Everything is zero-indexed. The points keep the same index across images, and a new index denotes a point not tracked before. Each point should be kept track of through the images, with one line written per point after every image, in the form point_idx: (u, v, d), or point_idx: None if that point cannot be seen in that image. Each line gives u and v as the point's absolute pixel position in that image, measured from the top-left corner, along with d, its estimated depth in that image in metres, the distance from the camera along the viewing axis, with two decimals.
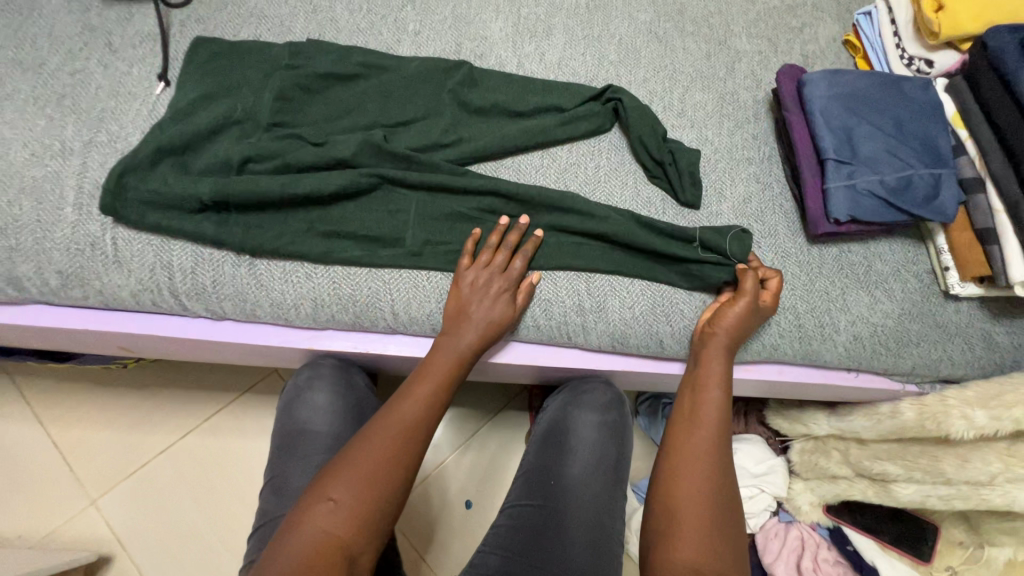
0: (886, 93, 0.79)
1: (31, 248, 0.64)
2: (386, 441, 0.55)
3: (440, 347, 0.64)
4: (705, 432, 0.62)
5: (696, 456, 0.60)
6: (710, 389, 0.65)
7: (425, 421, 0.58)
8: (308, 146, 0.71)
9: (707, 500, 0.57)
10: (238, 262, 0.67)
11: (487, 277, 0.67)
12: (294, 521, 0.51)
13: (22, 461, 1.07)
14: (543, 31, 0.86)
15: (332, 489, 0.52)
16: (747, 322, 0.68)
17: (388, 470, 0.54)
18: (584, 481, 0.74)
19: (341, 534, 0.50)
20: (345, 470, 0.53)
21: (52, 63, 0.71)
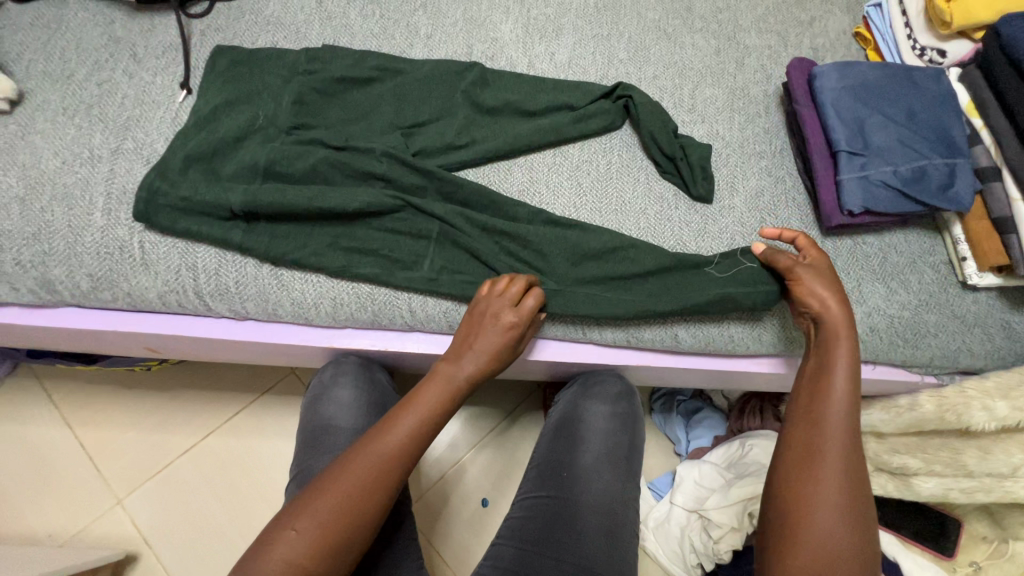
0: (898, 84, 0.79)
1: (62, 252, 0.66)
2: (356, 474, 0.55)
3: (438, 376, 0.63)
4: (835, 417, 0.59)
5: (824, 440, 0.58)
6: (836, 371, 0.61)
7: (402, 456, 0.57)
8: (326, 149, 0.72)
9: (839, 487, 0.55)
10: (261, 264, 0.69)
11: (494, 311, 0.65)
12: (261, 543, 0.52)
13: (52, 462, 1.10)
14: (552, 31, 0.87)
15: (296, 520, 0.52)
16: (838, 292, 0.65)
17: (355, 506, 0.54)
18: (593, 474, 0.74)
19: (304, 564, 0.51)
20: (316, 498, 0.53)
21: (80, 74, 0.74)
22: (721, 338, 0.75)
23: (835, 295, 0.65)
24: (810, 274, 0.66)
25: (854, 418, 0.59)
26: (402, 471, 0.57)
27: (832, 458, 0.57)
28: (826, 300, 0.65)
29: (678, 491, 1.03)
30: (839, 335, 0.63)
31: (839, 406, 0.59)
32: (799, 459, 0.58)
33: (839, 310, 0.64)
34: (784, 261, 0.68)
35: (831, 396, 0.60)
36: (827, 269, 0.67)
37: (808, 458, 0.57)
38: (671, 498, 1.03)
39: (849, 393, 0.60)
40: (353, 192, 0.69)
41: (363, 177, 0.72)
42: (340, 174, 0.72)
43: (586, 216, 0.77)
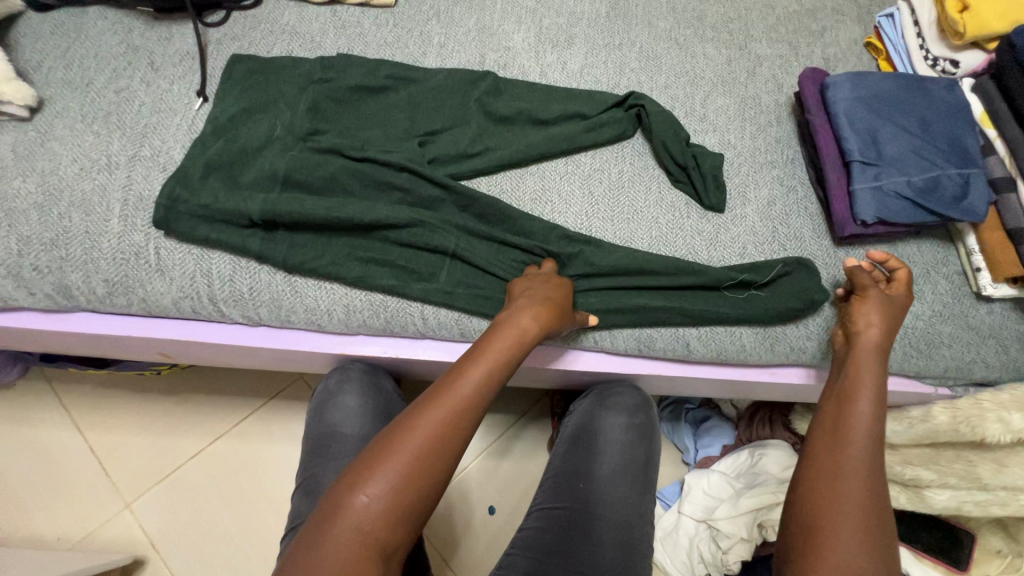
0: (911, 94, 0.79)
1: (79, 257, 0.67)
2: (428, 433, 0.49)
3: (501, 326, 0.59)
4: (850, 459, 0.57)
5: (843, 481, 0.55)
6: (857, 413, 0.60)
7: (474, 397, 0.53)
8: (340, 156, 0.73)
9: (856, 530, 0.51)
10: (275, 270, 0.69)
11: (538, 280, 0.67)
12: (327, 517, 0.47)
13: (62, 465, 1.11)
14: (564, 40, 0.88)
15: (368, 486, 0.47)
16: (890, 323, 0.67)
17: (431, 465, 0.49)
18: (613, 486, 0.74)
19: (376, 535, 0.46)
20: (388, 458, 0.48)
21: (99, 82, 0.74)
22: (733, 348, 0.75)
23: (888, 324, 0.67)
24: (880, 293, 0.69)
25: (875, 463, 0.56)
26: (474, 417, 0.52)
27: (849, 499, 0.54)
28: (871, 324, 0.66)
29: (686, 500, 1.02)
30: (862, 375, 0.63)
31: (857, 448, 0.57)
32: (814, 499, 0.55)
33: (879, 339, 0.65)
34: (865, 280, 0.70)
35: (850, 439, 0.58)
36: (894, 302, 0.69)
37: (824, 499, 0.55)
38: (680, 508, 1.03)
39: (869, 437, 0.58)
40: (369, 204, 0.70)
41: (378, 186, 0.72)
42: (356, 182, 0.72)
43: (598, 225, 0.77)
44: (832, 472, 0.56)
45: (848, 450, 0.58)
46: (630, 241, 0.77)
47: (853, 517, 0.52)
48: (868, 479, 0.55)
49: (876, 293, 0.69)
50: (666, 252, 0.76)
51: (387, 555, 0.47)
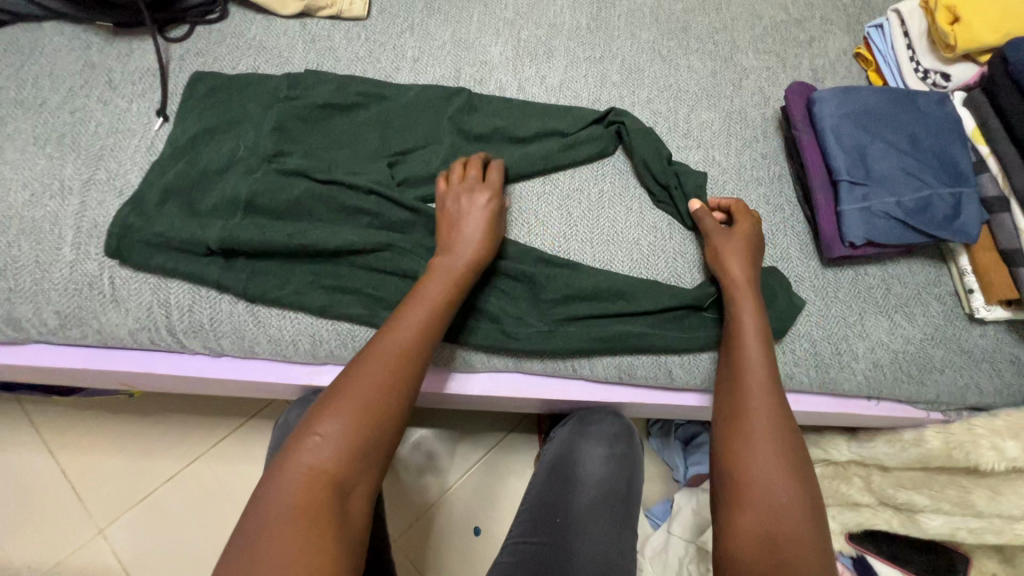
0: (900, 109, 0.76)
1: (29, 288, 0.64)
2: (376, 375, 0.55)
3: (435, 269, 0.63)
4: (760, 395, 0.59)
5: (750, 416, 0.58)
6: (750, 352, 0.62)
7: (412, 345, 0.58)
8: (306, 179, 0.70)
9: (775, 462, 0.54)
10: (237, 299, 0.66)
11: (465, 194, 0.67)
12: (279, 463, 0.49)
13: (30, 489, 1.07)
14: (543, 53, 0.85)
15: (319, 425, 0.51)
16: (750, 262, 0.68)
17: (378, 407, 0.53)
18: (592, 518, 0.71)
19: (329, 468, 0.49)
20: (336, 405, 0.52)
21: (53, 101, 0.71)
22: (718, 376, 0.72)
23: (745, 263, 0.67)
24: (726, 244, 0.69)
25: (775, 389, 0.60)
26: (414, 360, 0.57)
27: (761, 436, 0.56)
28: (728, 262, 0.67)
29: (675, 519, 1.00)
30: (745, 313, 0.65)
31: (760, 384, 0.60)
32: (733, 445, 0.57)
33: (745, 278, 0.66)
34: (742, 224, 0.70)
35: (745, 377, 0.61)
36: (750, 243, 0.69)
37: (741, 444, 0.56)
38: (669, 528, 1.00)
39: (762, 366, 0.61)
40: (335, 229, 0.67)
41: (346, 211, 0.69)
42: (322, 207, 0.69)
43: (577, 247, 0.74)
44: (741, 417, 0.58)
45: (752, 389, 0.60)
46: (610, 265, 0.74)
47: (768, 453, 0.55)
48: (771, 406, 0.58)
49: (717, 232, 0.70)
50: (648, 276, 0.74)
51: (343, 493, 0.49)
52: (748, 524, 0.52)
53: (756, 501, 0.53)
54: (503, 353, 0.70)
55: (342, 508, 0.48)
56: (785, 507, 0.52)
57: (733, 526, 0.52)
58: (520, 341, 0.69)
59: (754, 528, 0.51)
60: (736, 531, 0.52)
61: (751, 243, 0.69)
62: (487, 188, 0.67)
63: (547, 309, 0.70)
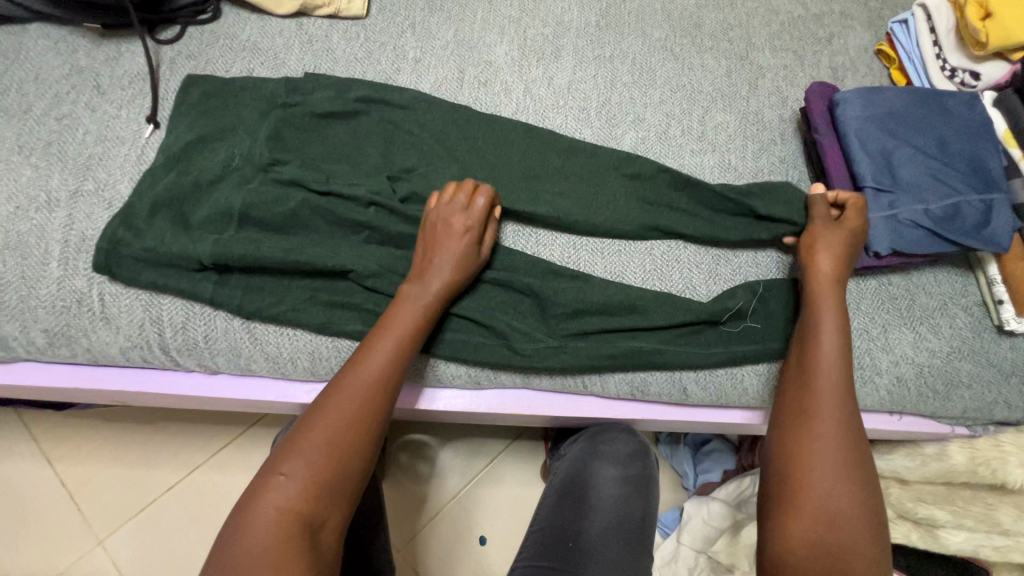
0: (928, 111, 0.72)
1: (15, 305, 0.61)
2: (336, 410, 0.52)
3: (405, 295, 0.61)
4: (826, 393, 0.57)
5: (817, 419, 0.56)
6: (823, 343, 0.60)
7: (381, 375, 0.55)
8: (304, 188, 0.66)
9: (835, 465, 0.54)
10: (231, 316, 0.63)
11: (447, 217, 0.63)
12: (245, 502, 0.48)
13: (26, 501, 1.05)
14: (550, 52, 0.81)
15: (283, 464, 0.49)
16: (844, 256, 0.64)
17: (344, 444, 0.51)
18: (606, 542, 0.68)
19: (296, 508, 0.47)
20: (302, 441, 0.51)
21: (38, 108, 0.68)
22: (736, 392, 0.69)
23: (839, 257, 0.64)
24: (828, 232, 0.65)
25: (846, 386, 0.58)
26: (383, 388, 0.55)
27: (826, 437, 0.55)
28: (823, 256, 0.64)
29: (686, 529, 0.96)
30: (823, 301, 0.62)
31: (828, 379, 0.58)
32: (794, 444, 0.56)
33: (836, 271, 0.63)
34: (849, 219, 0.65)
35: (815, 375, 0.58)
36: (853, 237, 0.65)
37: (801, 443, 0.56)
38: (678, 538, 0.96)
39: (837, 366, 0.58)
40: (336, 246, 0.64)
41: (345, 223, 0.66)
42: (320, 219, 0.66)
43: (587, 259, 0.71)
44: (807, 414, 0.57)
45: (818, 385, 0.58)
46: (622, 277, 0.71)
47: (829, 455, 0.54)
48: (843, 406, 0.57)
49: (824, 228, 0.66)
50: (662, 288, 0.70)
51: (313, 532, 0.47)
52: (802, 527, 0.52)
53: (812, 504, 0.53)
54: (511, 370, 0.67)
55: (313, 547, 0.46)
56: (841, 511, 0.52)
57: (786, 525, 0.53)
58: (528, 358, 0.65)
59: (809, 530, 0.52)
60: (789, 531, 0.53)
61: (855, 236, 0.65)
62: (478, 209, 0.64)
63: (557, 324, 0.67)
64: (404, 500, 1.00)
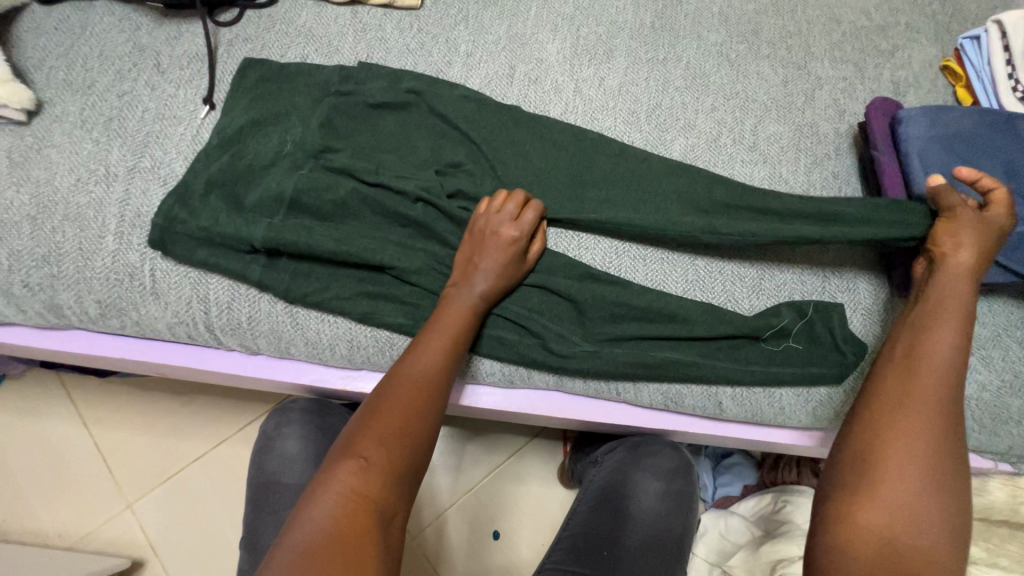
0: (997, 133, 0.69)
1: (71, 275, 0.63)
2: (401, 402, 0.53)
3: (452, 295, 0.61)
4: (928, 391, 0.51)
5: (917, 403, 0.51)
6: (938, 345, 0.53)
7: (439, 374, 0.56)
8: (352, 178, 0.67)
9: (924, 457, 0.48)
10: (276, 299, 0.64)
11: (494, 224, 0.64)
12: (318, 482, 0.48)
13: (62, 460, 1.09)
14: (603, 52, 0.80)
15: (362, 447, 0.49)
16: (984, 246, 0.58)
17: (412, 435, 0.52)
18: (643, 559, 0.69)
19: (371, 494, 0.47)
20: (373, 429, 0.51)
21: (101, 84, 0.70)
22: (771, 411, 0.68)
23: (982, 246, 0.58)
24: (981, 221, 0.59)
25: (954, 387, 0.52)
26: (446, 379, 0.57)
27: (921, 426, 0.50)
28: (961, 246, 0.58)
29: (702, 542, 0.95)
30: (953, 288, 0.56)
31: (934, 368, 0.52)
32: (875, 429, 0.51)
33: (970, 263, 0.57)
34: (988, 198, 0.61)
35: (926, 356, 0.53)
36: (995, 225, 0.59)
37: (889, 428, 0.50)
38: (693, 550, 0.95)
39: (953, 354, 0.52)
40: (382, 240, 0.65)
41: (390, 216, 0.67)
42: (368, 210, 0.66)
43: (628, 265, 0.70)
44: (906, 397, 0.51)
45: (920, 379, 0.52)
46: (663, 285, 0.70)
47: (920, 443, 0.49)
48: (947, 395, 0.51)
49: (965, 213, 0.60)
50: (703, 299, 0.69)
51: (385, 521, 0.47)
52: (878, 509, 0.47)
53: (889, 493, 0.48)
54: (545, 370, 0.67)
55: (384, 537, 0.46)
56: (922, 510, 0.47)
57: (856, 520, 0.48)
58: (565, 359, 0.65)
59: (882, 520, 0.47)
60: (860, 524, 0.47)
61: (995, 227, 0.59)
62: (528, 219, 0.64)
63: (594, 327, 0.67)
64: None
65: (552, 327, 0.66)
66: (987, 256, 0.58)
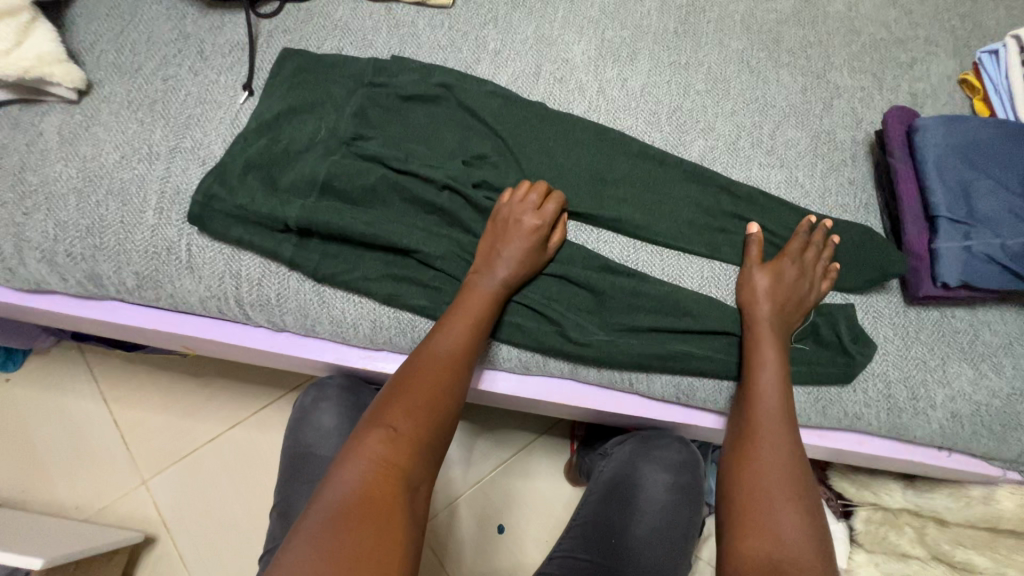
0: (1013, 144, 0.71)
1: (113, 247, 0.66)
2: (428, 377, 0.55)
3: (476, 280, 0.64)
4: (770, 427, 0.59)
5: (763, 441, 0.58)
6: (768, 392, 0.61)
7: (464, 354, 0.59)
8: (384, 166, 0.70)
9: (777, 485, 0.55)
10: (304, 278, 0.67)
11: (517, 213, 0.66)
12: (348, 449, 0.50)
13: (82, 434, 1.12)
14: (626, 55, 0.82)
15: (392, 418, 0.52)
16: (751, 293, 0.67)
17: (438, 410, 0.54)
18: (651, 548, 0.71)
19: (397, 462, 0.49)
20: (403, 401, 0.53)
21: (148, 68, 0.73)
22: None
23: (749, 294, 0.67)
24: (743, 274, 0.69)
25: (788, 422, 0.60)
26: (468, 356, 0.59)
27: (767, 460, 0.57)
28: (744, 294, 0.68)
29: (706, 544, 0.96)
30: (759, 337, 0.65)
31: (769, 406, 0.61)
32: (737, 468, 0.58)
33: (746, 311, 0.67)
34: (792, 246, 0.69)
35: (762, 398, 0.61)
36: (752, 273, 0.68)
37: (745, 465, 0.57)
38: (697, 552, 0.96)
39: (778, 392, 0.61)
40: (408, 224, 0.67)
41: (417, 202, 0.69)
42: (395, 195, 0.69)
43: (646, 260, 0.72)
44: (751, 438, 0.59)
45: (761, 420, 0.60)
46: (679, 280, 0.71)
47: (771, 475, 0.56)
48: (780, 429, 0.59)
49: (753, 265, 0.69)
50: (717, 295, 0.71)
51: (411, 488, 0.49)
52: (753, 541, 0.52)
53: (757, 519, 0.53)
54: (561, 358, 0.69)
55: (409, 503, 0.48)
56: (788, 531, 0.52)
57: (738, 551, 0.52)
58: (582, 347, 0.67)
59: (755, 547, 0.52)
60: (741, 554, 0.52)
61: (748, 274, 0.69)
62: (528, 222, 0.65)
63: (610, 318, 0.69)
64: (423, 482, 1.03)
65: (569, 315, 0.68)
66: (792, 291, 0.67)
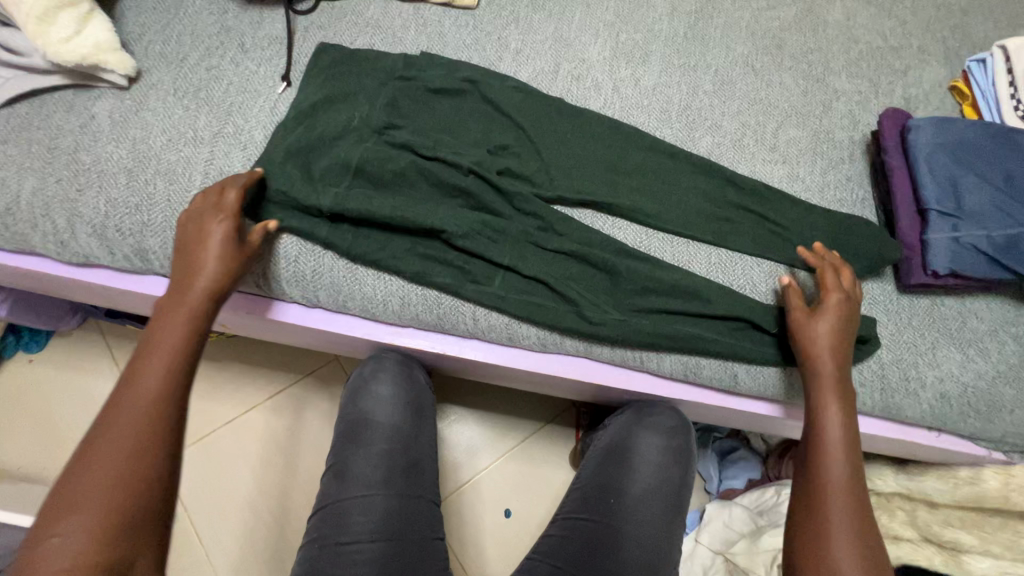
0: (998, 145, 0.76)
1: (159, 224, 0.70)
2: (105, 442, 0.50)
3: (167, 308, 0.59)
4: (841, 456, 0.61)
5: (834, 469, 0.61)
6: (833, 417, 0.63)
7: (148, 401, 0.53)
8: (413, 153, 0.75)
9: (851, 515, 0.58)
10: (338, 256, 0.72)
11: (198, 213, 0.63)
12: (34, 557, 0.45)
13: None
14: (639, 57, 0.87)
15: (62, 521, 0.46)
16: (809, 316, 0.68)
17: (134, 487, 0.49)
18: (644, 505, 0.76)
19: (99, 561, 0.45)
20: (77, 486, 0.48)
21: (192, 58, 0.78)
22: (781, 386, 0.74)
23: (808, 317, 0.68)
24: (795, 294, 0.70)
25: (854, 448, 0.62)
26: (174, 407, 0.54)
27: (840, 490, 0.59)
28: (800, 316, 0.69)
29: (705, 530, 0.99)
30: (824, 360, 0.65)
31: (837, 433, 0.63)
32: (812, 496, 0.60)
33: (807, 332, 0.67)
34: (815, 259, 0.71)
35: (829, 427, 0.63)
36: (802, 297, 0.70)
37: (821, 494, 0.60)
38: (697, 537, 0.99)
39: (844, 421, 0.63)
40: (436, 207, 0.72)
41: (444, 187, 0.74)
42: (423, 180, 0.74)
43: (656, 246, 0.77)
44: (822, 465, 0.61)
45: (830, 449, 0.62)
46: (687, 265, 0.76)
47: (843, 503, 0.59)
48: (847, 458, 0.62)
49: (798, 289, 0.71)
50: (723, 280, 0.76)
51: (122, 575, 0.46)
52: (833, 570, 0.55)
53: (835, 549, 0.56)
54: (576, 336, 0.73)
55: None
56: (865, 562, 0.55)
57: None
58: (597, 326, 0.71)
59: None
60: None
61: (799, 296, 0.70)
62: (216, 231, 0.61)
63: (623, 299, 0.73)
64: (444, 458, 1.07)
65: (585, 296, 0.72)
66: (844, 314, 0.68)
